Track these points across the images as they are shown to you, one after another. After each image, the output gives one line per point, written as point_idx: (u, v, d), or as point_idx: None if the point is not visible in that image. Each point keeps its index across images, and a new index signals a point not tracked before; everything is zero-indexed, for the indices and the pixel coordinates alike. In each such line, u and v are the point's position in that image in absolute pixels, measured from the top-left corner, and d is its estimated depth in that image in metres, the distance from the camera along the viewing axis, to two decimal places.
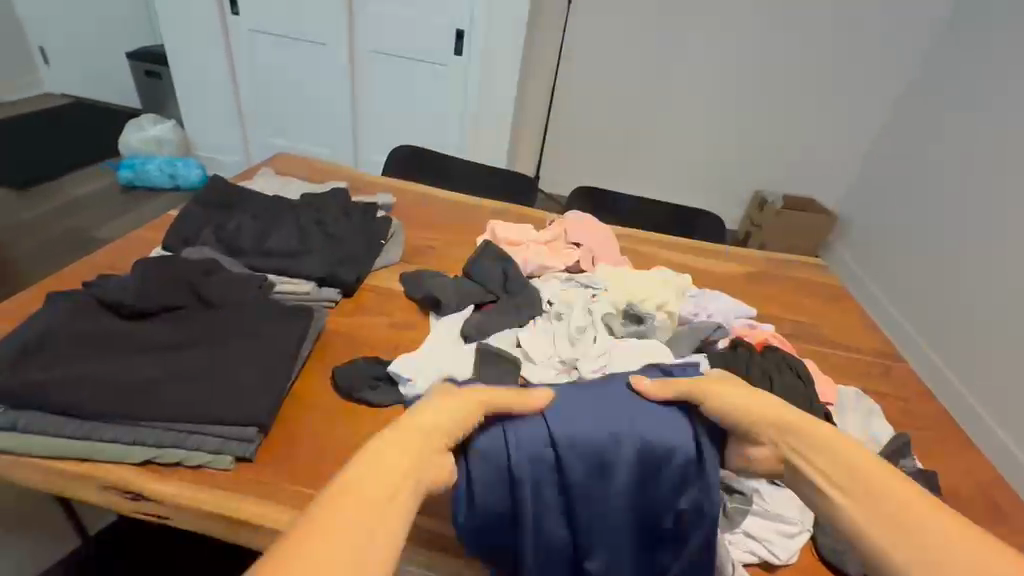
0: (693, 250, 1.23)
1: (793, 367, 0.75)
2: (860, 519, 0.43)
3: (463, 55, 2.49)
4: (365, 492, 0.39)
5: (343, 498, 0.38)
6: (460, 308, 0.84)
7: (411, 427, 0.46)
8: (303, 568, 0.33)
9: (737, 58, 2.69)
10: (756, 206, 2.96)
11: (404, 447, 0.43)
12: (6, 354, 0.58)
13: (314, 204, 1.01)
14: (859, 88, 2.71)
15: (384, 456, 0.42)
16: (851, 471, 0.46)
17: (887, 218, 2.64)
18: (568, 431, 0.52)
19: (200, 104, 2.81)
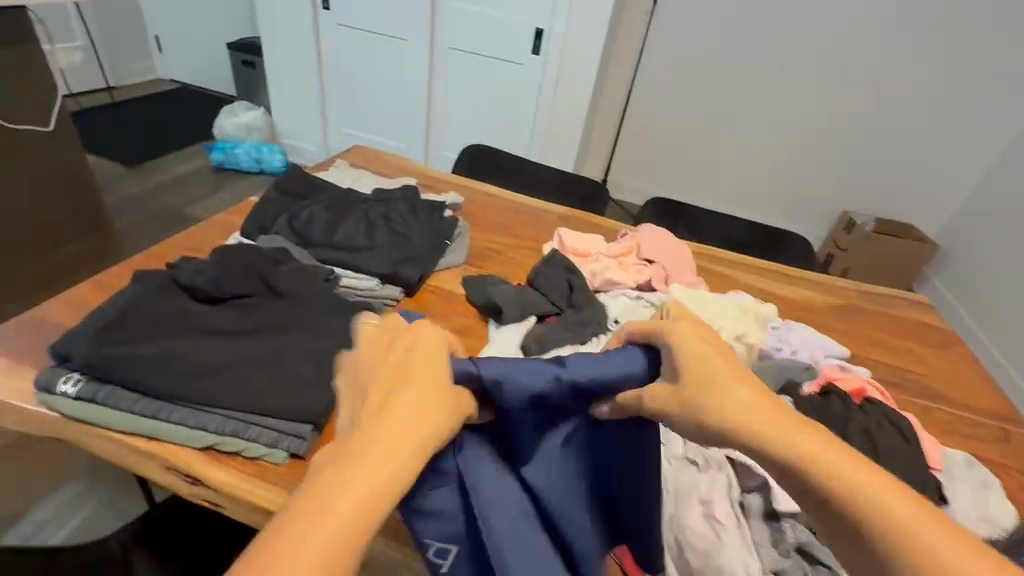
0: (775, 274, 1.12)
1: (897, 425, 0.66)
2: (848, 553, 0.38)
3: (540, 54, 2.45)
4: (356, 480, 0.35)
5: (330, 482, 0.35)
6: (521, 319, 0.81)
7: (419, 375, 0.42)
8: (286, 567, 0.31)
9: (837, 67, 2.48)
10: (843, 227, 2.72)
11: (400, 453, 0.37)
12: (91, 327, 0.61)
13: (382, 198, 1.00)
14: (980, 104, 2.42)
15: (383, 437, 0.37)
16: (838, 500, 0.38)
17: (1001, 252, 2.34)
18: (505, 382, 0.46)
19: (288, 94, 2.97)
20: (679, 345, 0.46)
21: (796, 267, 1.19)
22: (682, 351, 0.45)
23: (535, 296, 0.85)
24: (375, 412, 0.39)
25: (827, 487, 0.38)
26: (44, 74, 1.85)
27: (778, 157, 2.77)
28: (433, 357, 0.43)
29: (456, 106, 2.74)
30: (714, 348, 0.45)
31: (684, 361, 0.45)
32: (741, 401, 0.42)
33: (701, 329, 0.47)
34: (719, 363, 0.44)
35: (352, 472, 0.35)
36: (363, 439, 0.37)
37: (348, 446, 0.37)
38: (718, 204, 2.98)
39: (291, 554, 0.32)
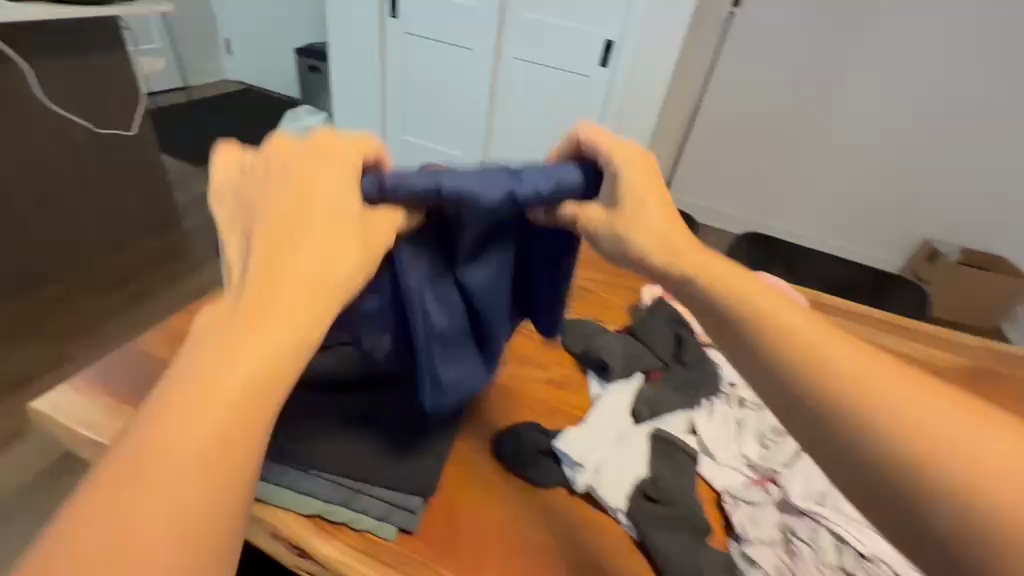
0: (886, 325, 1.02)
1: None
2: (844, 404, 0.38)
3: (608, 67, 2.38)
4: (255, 331, 0.37)
5: (224, 336, 0.36)
6: (628, 375, 0.75)
7: (314, 230, 0.42)
8: (192, 413, 0.34)
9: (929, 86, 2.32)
10: (923, 256, 2.54)
11: (296, 295, 0.39)
12: None
13: None
14: None
15: (279, 286, 0.39)
16: (807, 353, 0.41)
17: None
18: (457, 188, 0.49)
19: (350, 100, 3.00)
20: (725, 303, 0.46)
21: (910, 318, 1.08)
22: (736, 306, 0.45)
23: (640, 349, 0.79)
24: (267, 267, 0.40)
25: (787, 343, 0.42)
26: (132, 80, 1.92)
27: (856, 179, 2.60)
28: (324, 207, 0.44)
29: (518, 116, 2.69)
30: (747, 283, 0.47)
31: (745, 323, 0.44)
32: (800, 344, 0.41)
33: (736, 269, 0.49)
34: (761, 305, 0.44)
35: (242, 334, 0.36)
36: (258, 295, 0.38)
37: (242, 304, 0.38)
38: (786, 226, 2.82)
39: (192, 405, 0.34)
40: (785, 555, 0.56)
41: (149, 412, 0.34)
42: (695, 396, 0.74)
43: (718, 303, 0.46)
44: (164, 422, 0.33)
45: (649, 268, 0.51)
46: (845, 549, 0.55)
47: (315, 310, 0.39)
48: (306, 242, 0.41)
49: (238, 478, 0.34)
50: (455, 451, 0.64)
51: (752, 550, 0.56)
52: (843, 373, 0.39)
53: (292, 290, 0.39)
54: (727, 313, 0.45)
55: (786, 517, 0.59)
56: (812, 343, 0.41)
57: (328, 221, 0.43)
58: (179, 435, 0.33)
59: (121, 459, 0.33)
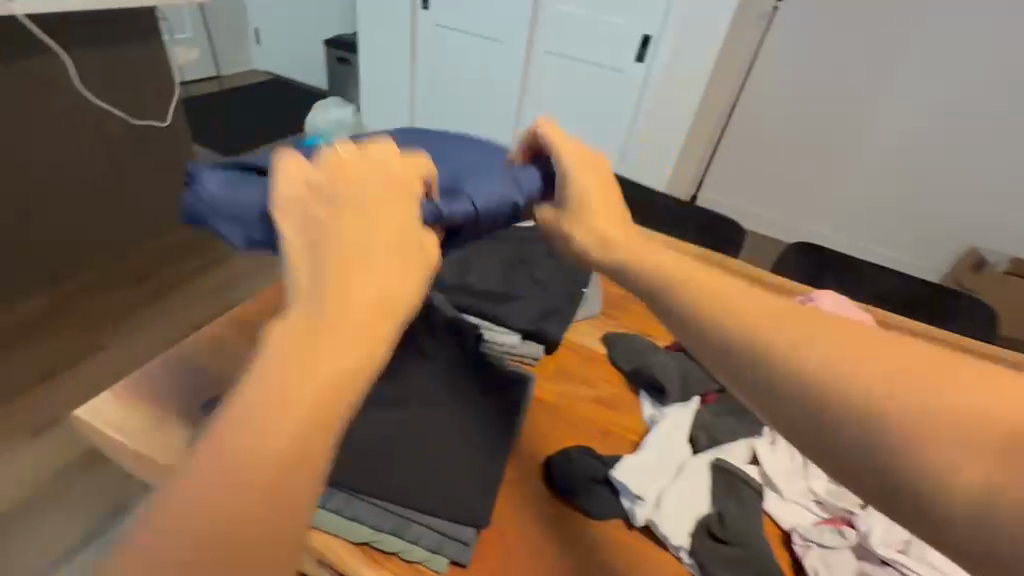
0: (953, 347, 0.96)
1: None
2: (807, 383, 0.34)
3: (644, 62, 2.31)
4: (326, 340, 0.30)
5: (289, 342, 0.30)
6: (684, 399, 0.71)
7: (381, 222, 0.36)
8: (252, 430, 0.27)
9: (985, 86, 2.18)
10: (969, 265, 2.40)
11: (369, 297, 0.32)
12: None
13: (516, 237, 0.92)
14: None
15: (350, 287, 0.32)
16: (759, 329, 0.37)
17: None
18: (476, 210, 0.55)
19: (379, 92, 2.98)
20: (691, 304, 0.40)
21: (975, 338, 1.02)
22: (705, 306, 0.40)
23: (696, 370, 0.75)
24: (336, 257, 0.33)
25: (729, 325, 0.38)
26: (167, 70, 1.92)
27: (901, 183, 2.47)
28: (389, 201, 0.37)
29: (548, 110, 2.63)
30: (698, 276, 0.42)
31: (723, 327, 0.38)
32: (788, 337, 0.36)
33: (689, 264, 0.44)
34: (733, 305, 0.39)
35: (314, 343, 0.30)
36: (331, 287, 0.32)
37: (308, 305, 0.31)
38: (822, 230, 2.70)
39: (255, 420, 0.28)
40: None
41: (214, 424, 0.29)
42: (755, 423, 0.70)
43: (688, 304, 0.41)
44: (225, 432, 0.28)
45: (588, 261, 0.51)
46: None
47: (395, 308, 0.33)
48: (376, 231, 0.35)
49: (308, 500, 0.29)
50: (507, 478, 0.61)
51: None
52: (836, 365, 0.33)
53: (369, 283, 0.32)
54: (692, 314, 0.40)
55: (864, 564, 0.55)
56: (758, 324, 0.37)
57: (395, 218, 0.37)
58: (243, 455, 0.27)
59: (186, 473, 0.27)
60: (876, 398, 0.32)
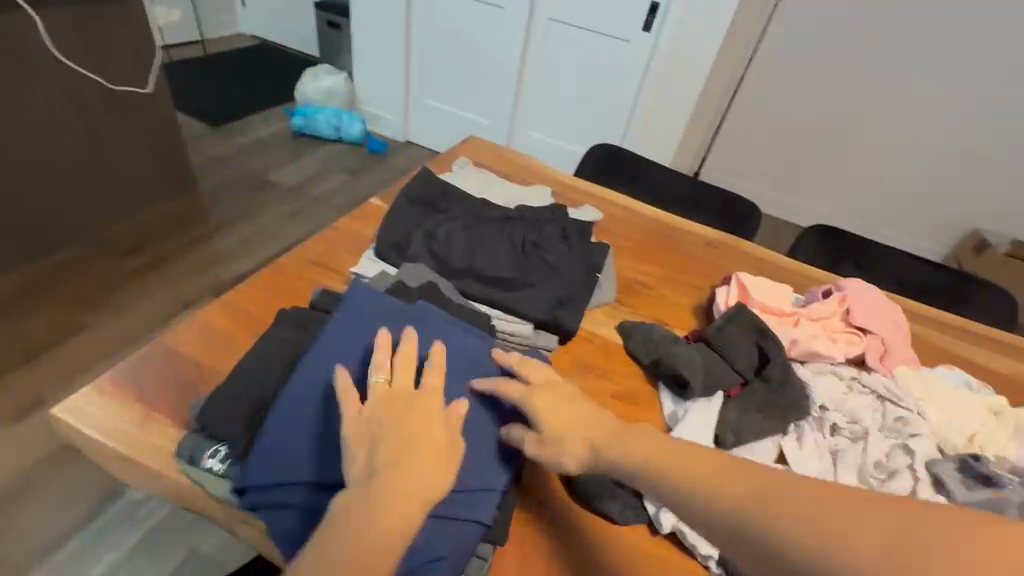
0: (976, 336, 0.94)
1: None
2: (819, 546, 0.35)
3: (651, 32, 2.20)
4: (416, 472, 0.43)
5: (391, 469, 0.43)
6: (708, 394, 0.67)
7: (431, 436, 0.47)
8: (378, 531, 0.40)
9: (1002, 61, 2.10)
10: (970, 247, 2.36)
11: (438, 437, 0.47)
12: (246, 401, 0.54)
13: (527, 217, 0.87)
14: None
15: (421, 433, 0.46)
16: (770, 499, 0.39)
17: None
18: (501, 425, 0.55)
19: (371, 59, 2.84)
20: (727, 506, 0.40)
21: (993, 326, 1.00)
22: (736, 502, 0.40)
23: (719, 362, 0.70)
24: (393, 461, 0.43)
25: (753, 512, 0.38)
26: (146, 32, 1.80)
27: (909, 161, 2.40)
28: (436, 416, 0.48)
29: (550, 82, 2.53)
30: (707, 471, 0.43)
31: (760, 531, 0.38)
32: (803, 520, 0.36)
33: (700, 455, 0.45)
34: (732, 496, 0.40)
35: (409, 466, 0.43)
36: (397, 455, 0.44)
37: (396, 442, 0.45)
38: (826, 209, 2.65)
39: (378, 522, 0.40)
40: None
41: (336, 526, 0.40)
42: (782, 418, 0.66)
43: (728, 509, 0.40)
44: (356, 529, 0.40)
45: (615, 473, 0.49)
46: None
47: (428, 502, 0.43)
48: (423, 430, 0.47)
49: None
50: (522, 482, 0.57)
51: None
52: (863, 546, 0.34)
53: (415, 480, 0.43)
54: (711, 509, 0.41)
55: None
56: (772, 493, 0.39)
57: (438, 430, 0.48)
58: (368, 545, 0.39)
59: None
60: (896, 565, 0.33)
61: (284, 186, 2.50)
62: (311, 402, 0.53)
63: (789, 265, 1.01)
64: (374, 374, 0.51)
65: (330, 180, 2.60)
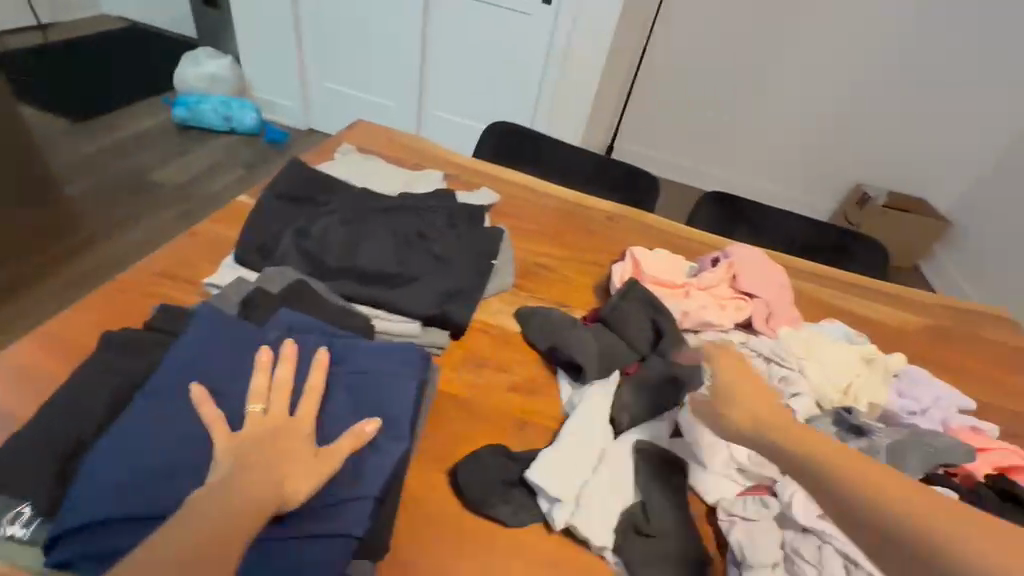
0: (859, 290, 0.99)
1: None
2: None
3: (552, 4, 2.15)
4: (278, 468, 0.42)
5: (252, 462, 0.42)
6: (603, 374, 0.65)
7: (275, 453, 0.43)
8: (213, 518, 0.38)
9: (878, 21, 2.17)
10: (855, 201, 2.50)
11: (309, 443, 0.46)
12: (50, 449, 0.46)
13: (411, 205, 0.80)
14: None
15: (297, 439, 0.45)
16: (952, 514, 0.33)
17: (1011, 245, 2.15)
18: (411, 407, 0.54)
19: (259, 40, 2.59)
20: (848, 480, 0.36)
21: (873, 279, 1.06)
22: (914, 510, 0.34)
23: (614, 342, 0.68)
24: (238, 468, 0.41)
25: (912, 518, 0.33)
26: None
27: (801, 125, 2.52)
28: (293, 419, 0.46)
29: (456, 59, 2.43)
30: (845, 459, 0.38)
31: (922, 535, 0.33)
32: (989, 549, 0.31)
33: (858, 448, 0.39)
34: (897, 498, 0.35)
35: (269, 466, 0.42)
36: (264, 454, 0.43)
37: (269, 440, 0.44)
38: (731, 174, 2.71)
39: (220, 509, 0.38)
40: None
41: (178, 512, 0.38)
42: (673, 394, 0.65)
43: (884, 500, 0.35)
44: (195, 514, 0.38)
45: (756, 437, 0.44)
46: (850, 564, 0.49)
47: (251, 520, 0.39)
48: (251, 447, 0.43)
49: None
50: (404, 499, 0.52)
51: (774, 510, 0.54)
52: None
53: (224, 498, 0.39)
54: (823, 487, 0.37)
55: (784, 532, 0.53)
56: (950, 511, 0.33)
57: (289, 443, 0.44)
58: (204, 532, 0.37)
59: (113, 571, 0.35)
60: None
61: (169, 185, 2.25)
62: (147, 428, 0.46)
63: (689, 235, 1.02)
64: (249, 406, 0.47)
65: (223, 176, 2.37)
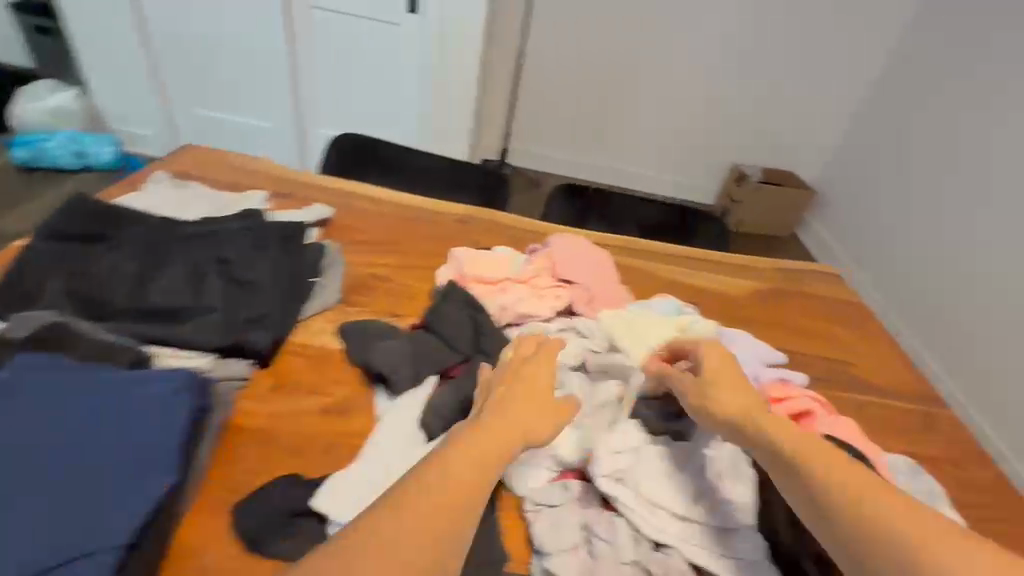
0: (699, 263, 1.05)
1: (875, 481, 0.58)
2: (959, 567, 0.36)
3: (418, 13, 2.08)
4: (486, 449, 0.44)
5: (470, 447, 0.43)
6: (418, 381, 0.64)
7: (521, 414, 0.48)
8: (427, 499, 0.39)
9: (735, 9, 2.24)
10: (734, 179, 2.56)
11: (517, 425, 0.47)
12: None
13: (215, 232, 0.74)
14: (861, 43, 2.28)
15: (505, 422, 0.47)
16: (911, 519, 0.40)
17: (862, 203, 2.33)
18: (183, 428, 0.51)
19: (106, 69, 2.35)
20: (834, 490, 0.43)
21: (717, 251, 1.12)
22: (883, 517, 0.40)
23: (431, 346, 0.67)
24: (457, 449, 0.43)
25: (884, 522, 0.40)
26: None
27: None
28: (528, 388, 0.51)
29: (329, 75, 2.30)
30: (840, 465, 0.44)
31: (894, 546, 0.39)
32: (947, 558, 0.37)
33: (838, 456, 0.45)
34: (878, 509, 0.41)
35: (474, 449, 0.43)
36: (486, 435, 0.45)
37: (485, 422, 0.46)
38: (624, 165, 2.70)
39: (435, 486, 0.40)
40: (588, 556, 0.50)
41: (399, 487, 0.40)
42: None
43: (867, 512, 0.41)
44: (418, 492, 0.39)
45: (756, 441, 0.49)
46: (638, 534, 0.49)
47: (479, 498, 0.41)
48: (503, 415, 0.47)
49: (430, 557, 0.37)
50: (172, 539, 0.49)
51: (604, 456, 0.54)
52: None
53: (465, 459, 0.42)
54: (836, 515, 0.42)
55: (586, 512, 0.53)
56: (912, 523, 0.39)
57: (536, 408, 0.49)
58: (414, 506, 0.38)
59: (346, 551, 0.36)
60: None
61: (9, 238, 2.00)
62: None
63: (536, 227, 1.03)
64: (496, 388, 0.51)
65: None
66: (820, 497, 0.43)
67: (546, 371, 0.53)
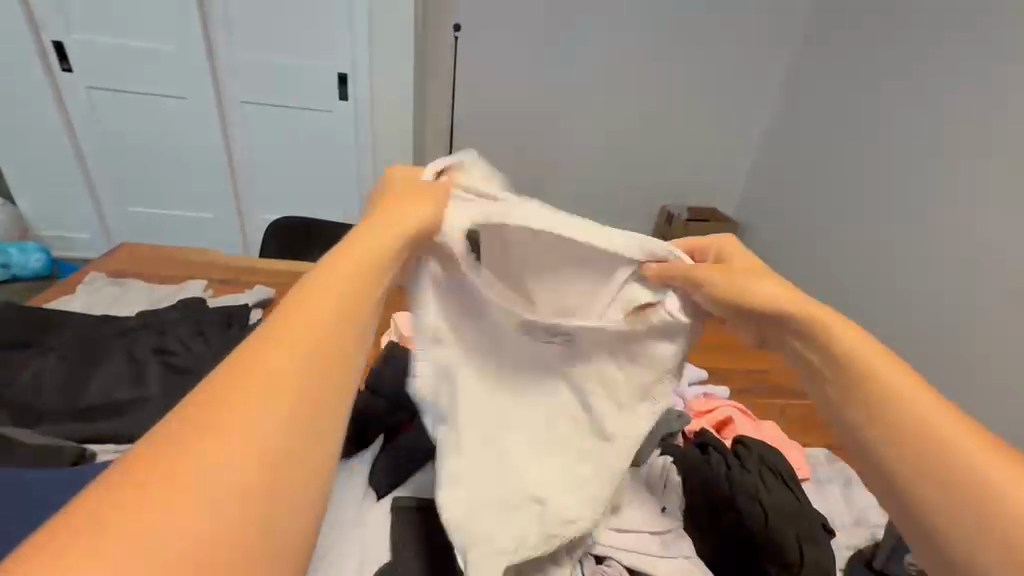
0: None
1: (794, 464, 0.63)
2: (926, 476, 0.33)
3: (350, 99, 2.14)
4: (347, 282, 0.34)
5: (321, 285, 0.33)
6: (368, 443, 0.67)
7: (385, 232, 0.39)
8: (279, 356, 0.29)
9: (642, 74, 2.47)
10: (664, 220, 2.41)
11: (384, 252, 0.38)
12: None
13: (151, 324, 0.76)
14: None
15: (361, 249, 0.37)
16: (902, 423, 0.35)
17: None
18: None
19: (30, 178, 2.26)
20: (871, 391, 0.36)
21: None
22: (881, 437, 0.35)
23: (378, 407, 0.70)
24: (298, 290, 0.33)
25: (876, 421, 0.35)
26: None
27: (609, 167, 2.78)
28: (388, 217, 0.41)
29: (265, 165, 2.30)
30: (875, 359, 0.37)
31: (878, 451, 0.35)
32: (922, 474, 0.33)
33: (897, 366, 0.37)
34: (898, 410, 0.35)
35: (328, 285, 0.33)
36: (339, 268, 0.35)
37: (338, 254, 0.36)
38: None
39: (285, 340, 0.30)
40: None
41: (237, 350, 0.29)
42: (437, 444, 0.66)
43: (858, 409, 0.36)
44: (260, 351, 0.29)
45: (773, 321, 0.42)
46: (573, 555, 0.50)
47: (360, 329, 0.33)
48: (373, 235, 0.38)
49: (312, 436, 0.28)
50: None
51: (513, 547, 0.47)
52: (932, 485, 0.33)
53: (333, 293, 0.33)
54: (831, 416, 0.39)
55: None
56: (922, 431, 0.34)
57: (419, 217, 0.42)
58: (264, 369, 0.28)
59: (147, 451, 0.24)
60: (953, 512, 0.31)
61: None
62: None
63: None
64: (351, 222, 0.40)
65: None
66: (812, 359, 0.40)
67: (405, 195, 0.44)
